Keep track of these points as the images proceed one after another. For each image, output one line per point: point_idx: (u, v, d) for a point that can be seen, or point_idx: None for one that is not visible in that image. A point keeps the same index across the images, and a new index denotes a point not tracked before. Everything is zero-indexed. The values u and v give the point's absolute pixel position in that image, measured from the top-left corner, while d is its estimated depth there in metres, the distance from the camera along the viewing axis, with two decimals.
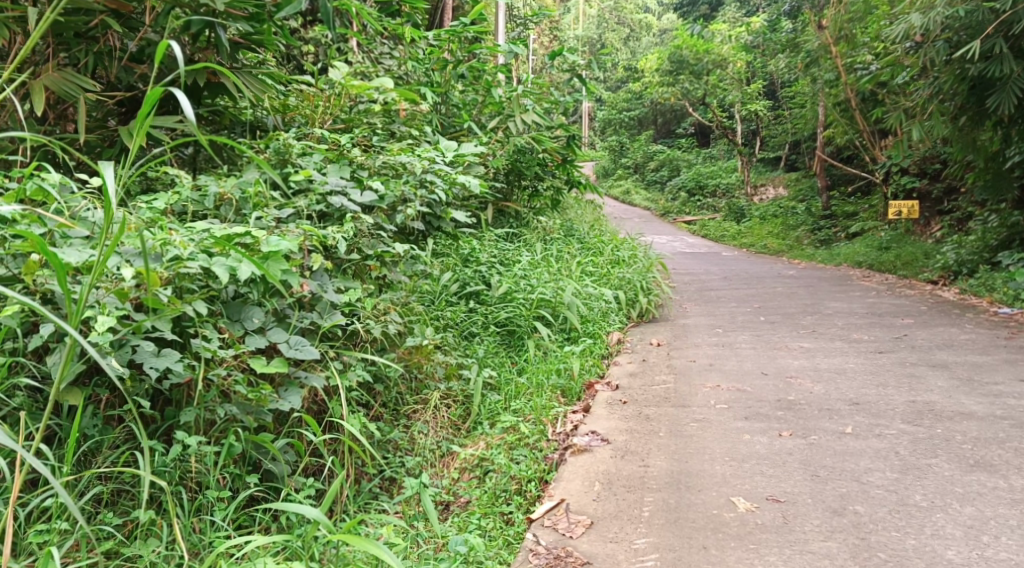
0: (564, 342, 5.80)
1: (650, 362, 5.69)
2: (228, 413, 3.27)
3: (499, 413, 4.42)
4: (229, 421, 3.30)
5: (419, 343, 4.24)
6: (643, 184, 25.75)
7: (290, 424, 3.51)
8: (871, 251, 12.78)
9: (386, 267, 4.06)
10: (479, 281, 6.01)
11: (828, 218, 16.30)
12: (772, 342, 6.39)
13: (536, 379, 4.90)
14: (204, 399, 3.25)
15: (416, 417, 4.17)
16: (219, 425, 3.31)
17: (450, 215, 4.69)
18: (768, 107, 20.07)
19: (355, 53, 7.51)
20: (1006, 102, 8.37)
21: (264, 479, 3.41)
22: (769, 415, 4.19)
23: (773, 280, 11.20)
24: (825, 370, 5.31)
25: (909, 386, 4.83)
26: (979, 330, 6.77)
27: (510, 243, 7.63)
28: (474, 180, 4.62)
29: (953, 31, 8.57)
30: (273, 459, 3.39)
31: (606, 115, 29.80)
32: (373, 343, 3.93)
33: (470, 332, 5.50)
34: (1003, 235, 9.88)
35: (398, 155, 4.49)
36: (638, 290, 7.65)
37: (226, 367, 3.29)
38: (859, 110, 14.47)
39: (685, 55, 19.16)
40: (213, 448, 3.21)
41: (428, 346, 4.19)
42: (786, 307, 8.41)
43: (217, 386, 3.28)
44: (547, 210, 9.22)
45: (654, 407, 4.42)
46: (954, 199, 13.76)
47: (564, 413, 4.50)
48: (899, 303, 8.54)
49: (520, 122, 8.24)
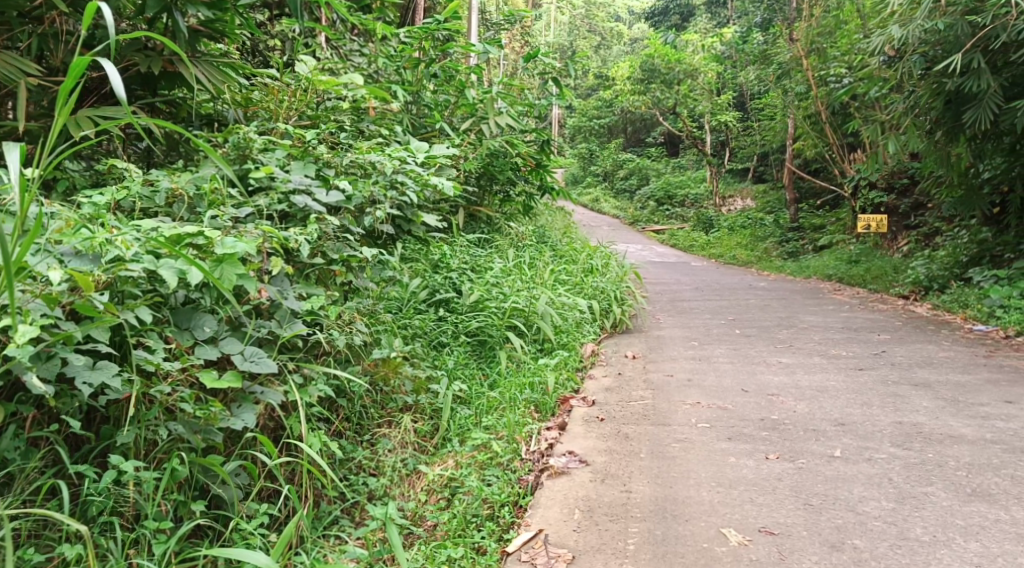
0: (537, 354, 5.58)
1: (626, 376, 5.50)
2: (172, 433, 3.02)
3: (470, 429, 4.20)
4: (174, 441, 3.06)
5: (387, 356, 4.00)
6: (611, 192, 25.65)
7: (243, 444, 3.25)
8: (841, 264, 12.74)
9: (352, 273, 3.77)
10: (449, 287, 5.77)
11: (796, 231, 16.29)
12: (749, 357, 6.21)
13: (508, 393, 4.67)
14: (146, 418, 3.00)
15: (380, 433, 3.94)
16: (162, 446, 3.05)
17: (420, 218, 4.45)
18: (738, 118, 20.07)
19: (323, 50, 7.25)
20: (982, 117, 8.23)
21: (213, 505, 3.16)
22: (753, 436, 4.02)
23: (744, 291, 11.09)
24: (805, 387, 5.13)
25: (893, 406, 4.66)
26: (956, 347, 6.64)
27: (482, 249, 7.40)
28: (448, 182, 4.39)
29: (930, 45, 8.54)
30: (222, 483, 3.14)
31: (576, 122, 29.70)
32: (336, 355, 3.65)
33: (440, 342, 5.26)
34: (973, 252, 9.81)
35: (368, 154, 4.25)
36: (612, 300, 7.46)
37: (170, 383, 3.02)
38: (830, 123, 14.46)
39: (657, 63, 18.68)
40: (153, 473, 2.96)
41: (396, 359, 3.94)
42: (760, 320, 8.27)
43: (160, 403, 3.02)
44: (519, 216, 9.01)
45: (633, 425, 4.23)
46: (922, 214, 13.77)
47: (538, 431, 4.30)
48: (873, 318, 8.43)
49: (493, 125, 8.01)
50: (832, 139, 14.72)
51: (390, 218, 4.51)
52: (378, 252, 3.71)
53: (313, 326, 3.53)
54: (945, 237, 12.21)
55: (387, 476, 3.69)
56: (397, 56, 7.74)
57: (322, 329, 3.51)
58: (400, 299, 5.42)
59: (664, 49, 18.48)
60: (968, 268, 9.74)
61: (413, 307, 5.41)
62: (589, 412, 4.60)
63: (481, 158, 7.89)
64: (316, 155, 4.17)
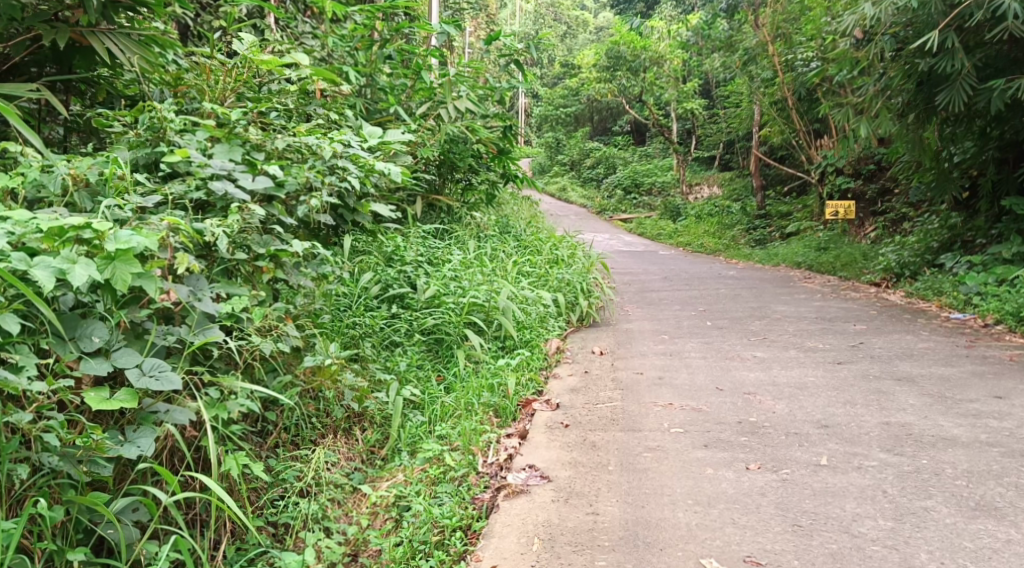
0: (498, 352, 5.22)
1: (593, 375, 5.15)
2: (48, 466, 2.63)
3: (422, 440, 3.90)
4: (52, 475, 2.67)
5: (319, 362, 3.60)
6: (578, 181, 25.31)
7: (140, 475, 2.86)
8: (810, 252, 12.50)
9: (284, 270, 3.41)
10: (404, 282, 5.41)
11: (763, 218, 16.08)
12: (722, 351, 5.88)
13: (463, 397, 4.31)
14: (9, 452, 2.57)
15: (321, 443, 3.70)
16: (35, 482, 2.64)
17: (364, 208, 4.07)
18: (703, 105, 19.80)
19: (268, 32, 6.79)
20: (955, 98, 7.96)
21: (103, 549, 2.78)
22: (731, 442, 3.68)
23: (714, 280, 10.81)
24: (784, 385, 4.80)
25: (878, 403, 4.32)
26: (935, 337, 6.33)
27: (440, 240, 7.00)
28: (393, 166, 4.04)
29: (901, 26, 8.30)
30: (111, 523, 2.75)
31: (541, 110, 29.29)
32: (261, 363, 3.27)
33: (392, 341, 4.92)
34: (944, 237, 9.54)
35: (305, 137, 3.90)
36: (578, 292, 7.11)
37: (46, 407, 2.64)
38: (796, 109, 14.25)
39: (623, 51, 18.36)
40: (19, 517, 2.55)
41: (335, 365, 3.60)
42: (733, 311, 7.96)
43: (27, 431, 2.61)
44: (481, 205, 8.61)
45: (601, 432, 3.87)
46: (889, 200, 13.57)
47: (497, 440, 3.94)
48: (847, 307, 8.14)
49: (452, 109, 7.52)
50: (799, 125, 14.49)
51: (330, 208, 4.13)
52: (311, 245, 3.35)
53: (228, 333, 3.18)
54: (915, 223, 11.99)
55: (325, 493, 3.36)
56: (349, 36, 7.36)
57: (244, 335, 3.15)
58: (349, 296, 5.08)
59: (629, 35, 18.12)
60: (939, 254, 9.48)
61: (363, 304, 5.07)
62: (553, 417, 4.24)
63: (439, 145, 7.45)
64: (244, 137, 3.80)
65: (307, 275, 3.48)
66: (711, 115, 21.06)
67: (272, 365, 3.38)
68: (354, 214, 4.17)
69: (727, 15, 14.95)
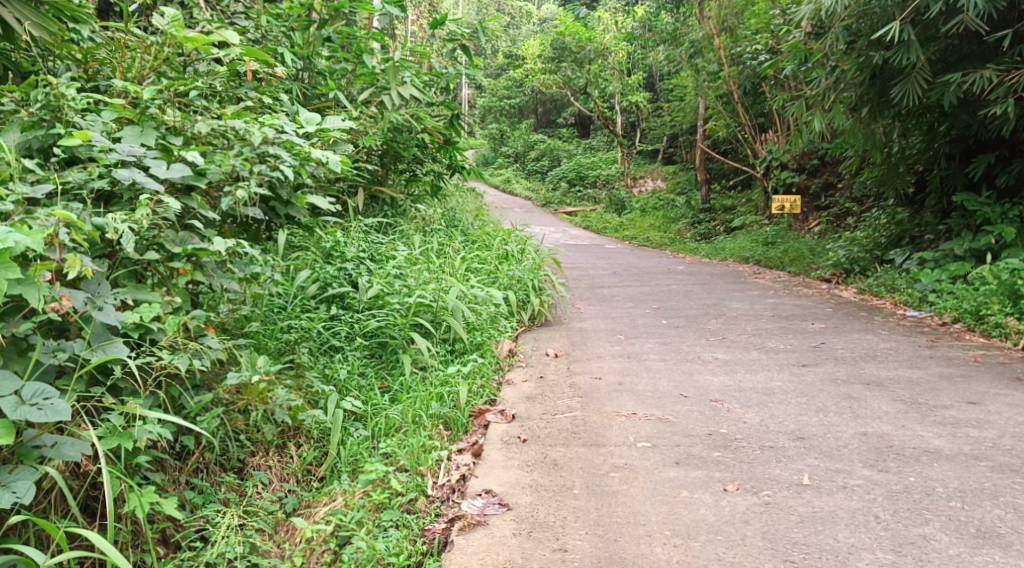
0: (446, 358, 4.86)
1: (549, 381, 4.83)
2: None
3: (364, 458, 3.58)
4: None
5: (245, 380, 3.33)
6: (523, 173, 24.96)
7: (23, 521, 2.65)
8: (758, 246, 12.38)
9: (202, 272, 3.07)
10: (344, 281, 5.06)
11: (708, 212, 15.97)
12: (681, 353, 5.60)
13: (408, 411, 3.94)
14: None
15: (250, 462, 3.46)
16: None
17: (300, 200, 3.66)
18: (648, 98, 19.63)
19: (195, 11, 6.29)
20: (910, 92, 7.77)
21: None
22: (704, 459, 3.39)
23: (664, 276, 10.59)
24: (751, 391, 4.53)
25: (851, 410, 4.06)
26: (895, 337, 6.14)
27: (382, 234, 6.61)
28: (331, 154, 3.64)
29: (854, 19, 8.14)
30: None
31: (485, 102, 28.88)
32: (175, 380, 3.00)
33: (331, 345, 4.58)
34: (893, 233, 9.45)
35: (231, 121, 3.49)
36: (529, 289, 6.78)
37: None
38: (741, 102, 14.12)
39: (568, 42, 18.02)
40: None
41: (266, 384, 3.33)
42: (686, 308, 7.72)
43: None
44: (426, 197, 8.19)
45: (562, 448, 3.56)
46: (833, 195, 13.52)
47: (448, 458, 3.60)
48: (801, 304, 7.96)
49: (395, 96, 7.05)
50: (744, 119, 14.40)
51: (261, 200, 3.72)
52: (234, 244, 3.02)
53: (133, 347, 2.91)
54: (862, 218, 11.97)
55: (253, 524, 3.14)
56: (284, 16, 6.89)
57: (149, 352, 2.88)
58: (285, 297, 4.71)
59: (574, 27, 17.76)
60: (889, 249, 9.38)
61: (299, 304, 4.71)
62: (509, 430, 3.90)
63: (380, 133, 7.00)
64: (160, 120, 3.41)
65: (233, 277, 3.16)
66: (655, 108, 20.89)
67: (188, 384, 3.07)
68: (287, 209, 3.76)
69: (673, 7, 14.71)
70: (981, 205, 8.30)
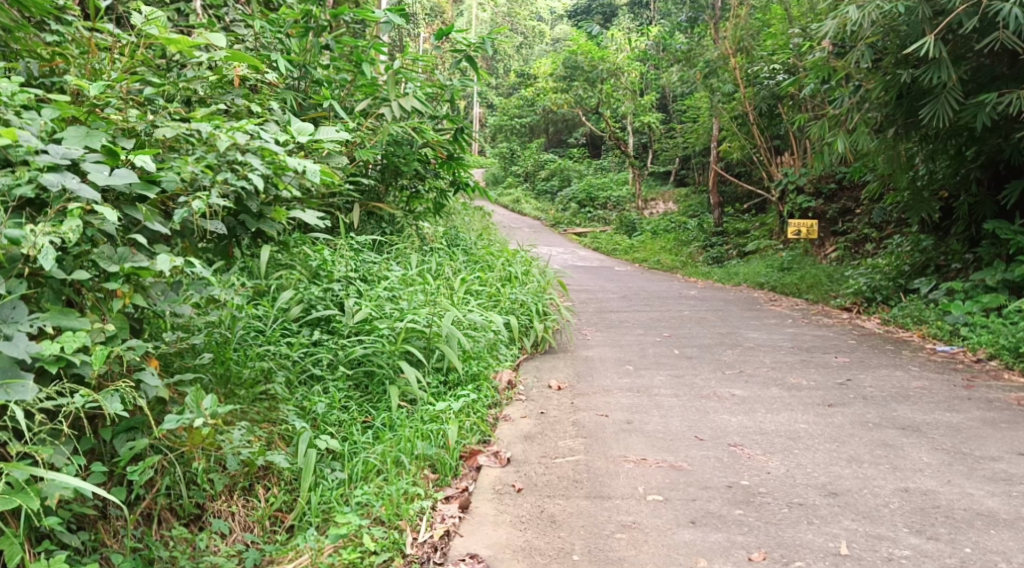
0: (437, 390, 4.47)
1: (548, 418, 4.43)
2: None
3: (338, 506, 3.24)
4: None
5: (188, 424, 2.98)
6: (532, 192, 24.56)
7: None
8: (772, 271, 11.94)
9: (142, 294, 2.85)
10: (331, 303, 4.73)
11: (720, 235, 15.53)
12: (694, 388, 5.17)
13: (389, 453, 3.54)
14: None
15: (208, 508, 3.17)
16: None
17: (276, 214, 3.32)
18: (660, 119, 19.24)
19: (184, 16, 5.94)
20: (940, 113, 7.35)
21: None
22: (723, 517, 2.99)
23: (675, 301, 10.15)
24: (773, 434, 4.09)
25: (888, 461, 3.63)
26: (926, 375, 5.69)
27: (376, 253, 6.22)
28: (310, 163, 3.28)
29: (879, 36, 7.73)
30: None
31: (496, 121, 28.54)
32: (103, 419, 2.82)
33: (312, 374, 4.20)
34: (916, 261, 9.01)
35: (198, 125, 3.24)
36: (533, 314, 6.36)
37: None
38: (756, 124, 13.73)
39: (581, 61, 17.64)
40: None
41: (209, 432, 2.98)
42: (700, 337, 7.28)
43: None
44: (429, 215, 7.81)
45: (561, 501, 3.19)
46: (849, 220, 13.06)
47: (432, 508, 3.21)
48: (822, 335, 7.51)
49: (396, 108, 6.64)
50: (759, 141, 14.02)
51: (229, 213, 3.36)
52: (180, 263, 2.81)
53: (50, 382, 2.70)
54: (882, 245, 11.53)
55: None
56: (281, 22, 6.51)
57: (64, 393, 2.68)
58: (263, 322, 4.38)
59: (587, 45, 17.38)
60: (911, 278, 8.95)
61: (279, 329, 4.37)
62: (502, 476, 3.51)
63: (379, 146, 6.61)
64: (112, 121, 3.11)
65: (180, 303, 2.95)
66: (667, 130, 20.52)
67: (119, 427, 2.92)
68: (259, 223, 3.39)
69: (688, 27, 14.35)
70: (1015, 234, 7.84)
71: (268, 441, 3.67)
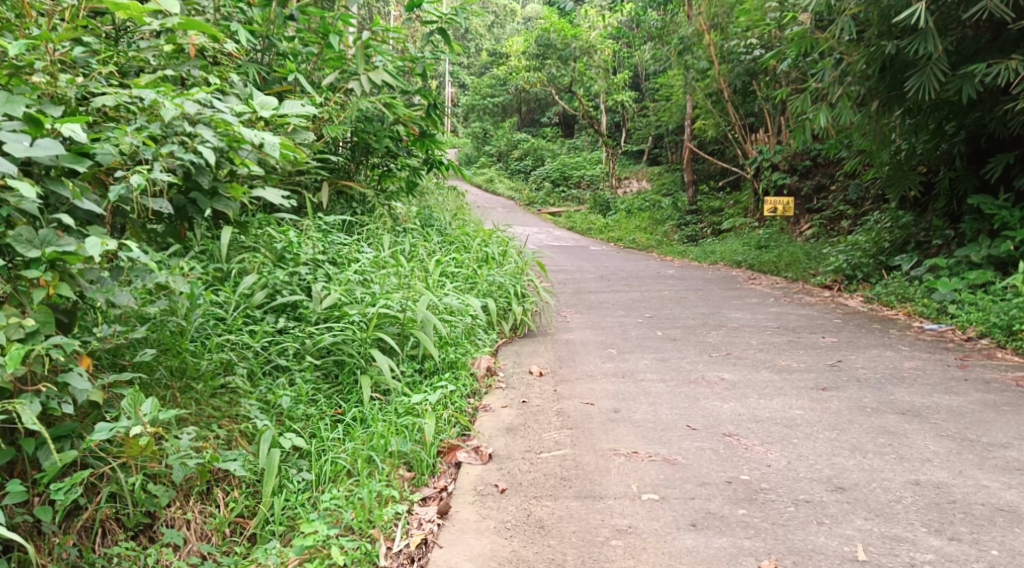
0: (412, 380, 4.20)
1: (530, 407, 4.19)
2: None
3: (306, 511, 2.99)
4: None
5: (125, 432, 2.80)
6: (506, 172, 24.22)
7: None
8: (751, 249, 11.76)
9: (70, 280, 2.59)
10: (297, 287, 4.45)
11: (695, 213, 15.34)
12: (681, 372, 4.93)
13: (360, 452, 3.27)
14: None
15: (162, 516, 2.95)
16: None
17: (236, 191, 3.06)
18: (633, 97, 18.98)
19: None
20: (926, 85, 7.10)
21: None
22: (725, 519, 2.82)
23: (654, 280, 9.91)
24: (768, 422, 3.86)
25: (894, 450, 3.42)
26: (918, 354, 5.49)
27: (345, 234, 5.91)
28: (268, 136, 3.00)
29: (862, 7, 7.46)
30: None
31: (467, 100, 28.11)
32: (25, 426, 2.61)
33: (277, 365, 3.91)
34: (897, 237, 8.82)
35: (140, 90, 2.98)
36: (511, 296, 6.08)
37: None
38: (732, 101, 13.50)
39: (553, 38, 17.27)
40: None
41: (148, 440, 2.79)
42: (683, 319, 7.04)
43: None
44: (401, 194, 7.49)
45: (548, 502, 2.99)
46: (825, 197, 12.90)
47: (409, 513, 3.01)
48: (807, 314, 7.31)
49: (365, 82, 6.29)
50: (734, 118, 13.81)
51: (177, 191, 3.06)
52: (112, 247, 2.55)
53: None
54: (861, 221, 11.38)
55: None
56: None
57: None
58: (223, 311, 4.09)
59: (559, 22, 17.01)
60: (892, 255, 8.78)
61: (241, 317, 4.07)
62: (483, 475, 3.29)
63: (348, 123, 6.28)
64: (37, 86, 2.78)
65: (113, 293, 2.71)
66: (640, 108, 20.25)
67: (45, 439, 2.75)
68: (211, 202, 3.09)
69: (661, 3, 14.03)
70: (1000, 209, 7.68)
71: (228, 439, 3.39)
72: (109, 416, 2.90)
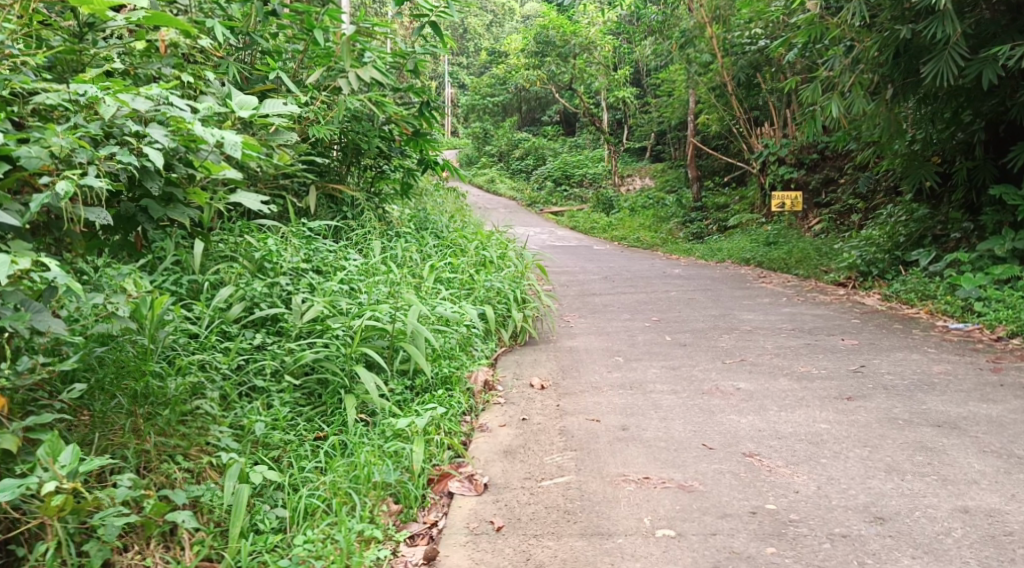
0: (402, 399, 3.87)
1: (529, 425, 3.87)
2: None
3: (282, 553, 2.69)
4: None
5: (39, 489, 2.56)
6: (507, 172, 23.88)
7: None
8: (759, 245, 11.40)
9: None
10: (278, 299, 4.14)
11: (699, 210, 15.00)
12: (693, 382, 4.59)
13: (339, 485, 2.94)
14: None
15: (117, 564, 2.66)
16: None
17: (199, 196, 2.80)
18: (634, 94, 18.65)
19: None
20: (945, 71, 6.76)
21: None
22: (753, 560, 2.52)
23: (661, 280, 9.56)
24: (792, 438, 3.52)
25: (935, 470, 3.09)
26: (946, 357, 5.14)
27: (333, 240, 5.59)
28: (229, 135, 2.73)
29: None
30: None
31: (468, 100, 27.82)
32: None
33: (253, 387, 3.60)
34: (912, 231, 8.47)
35: (78, 85, 2.73)
36: (510, 302, 5.74)
37: None
38: (735, 94, 13.17)
39: (552, 35, 16.95)
40: None
41: (61, 496, 2.53)
42: (692, 322, 6.70)
43: None
44: (396, 197, 7.16)
45: (551, 543, 2.70)
46: (833, 191, 12.52)
47: (393, 556, 2.73)
48: (822, 314, 6.96)
49: (353, 79, 5.91)
50: (738, 112, 13.45)
51: (128, 198, 2.79)
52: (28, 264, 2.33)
53: None
54: (872, 214, 11.02)
55: None
56: None
57: None
58: (196, 329, 3.79)
59: (558, 19, 16.69)
60: (907, 250, 8.42)
61: (215, 334, 3.77)
62: (477, 509, 2.97)
63: (335, 123, 5.96)
64: None
65: (27, 320, 2.47)
66: (641, 104, 19.88)
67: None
68: (165, 211, 2.81)
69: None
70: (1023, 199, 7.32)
71: (195, 472, 3.07)
72: (23, 468, 2.66)
